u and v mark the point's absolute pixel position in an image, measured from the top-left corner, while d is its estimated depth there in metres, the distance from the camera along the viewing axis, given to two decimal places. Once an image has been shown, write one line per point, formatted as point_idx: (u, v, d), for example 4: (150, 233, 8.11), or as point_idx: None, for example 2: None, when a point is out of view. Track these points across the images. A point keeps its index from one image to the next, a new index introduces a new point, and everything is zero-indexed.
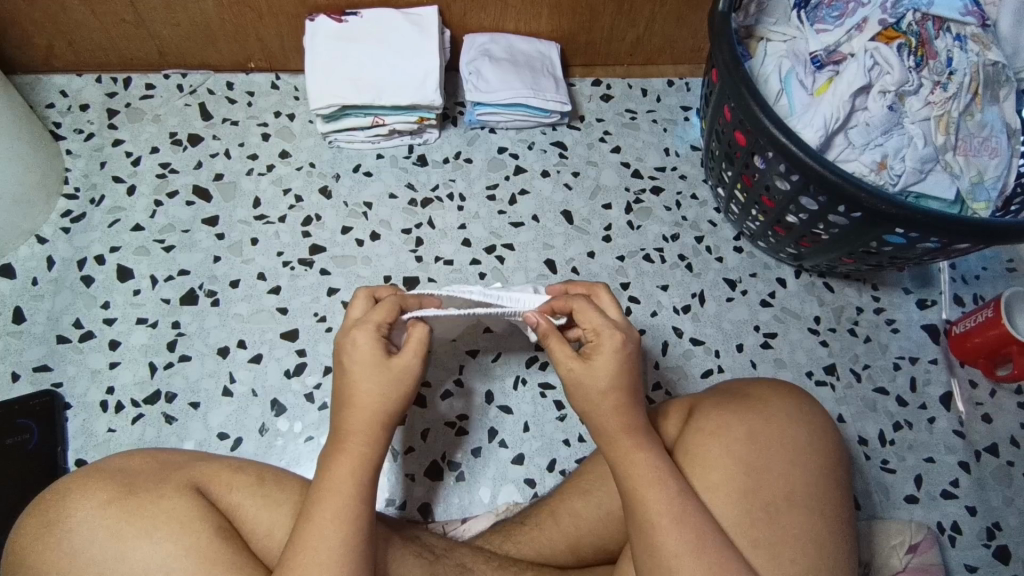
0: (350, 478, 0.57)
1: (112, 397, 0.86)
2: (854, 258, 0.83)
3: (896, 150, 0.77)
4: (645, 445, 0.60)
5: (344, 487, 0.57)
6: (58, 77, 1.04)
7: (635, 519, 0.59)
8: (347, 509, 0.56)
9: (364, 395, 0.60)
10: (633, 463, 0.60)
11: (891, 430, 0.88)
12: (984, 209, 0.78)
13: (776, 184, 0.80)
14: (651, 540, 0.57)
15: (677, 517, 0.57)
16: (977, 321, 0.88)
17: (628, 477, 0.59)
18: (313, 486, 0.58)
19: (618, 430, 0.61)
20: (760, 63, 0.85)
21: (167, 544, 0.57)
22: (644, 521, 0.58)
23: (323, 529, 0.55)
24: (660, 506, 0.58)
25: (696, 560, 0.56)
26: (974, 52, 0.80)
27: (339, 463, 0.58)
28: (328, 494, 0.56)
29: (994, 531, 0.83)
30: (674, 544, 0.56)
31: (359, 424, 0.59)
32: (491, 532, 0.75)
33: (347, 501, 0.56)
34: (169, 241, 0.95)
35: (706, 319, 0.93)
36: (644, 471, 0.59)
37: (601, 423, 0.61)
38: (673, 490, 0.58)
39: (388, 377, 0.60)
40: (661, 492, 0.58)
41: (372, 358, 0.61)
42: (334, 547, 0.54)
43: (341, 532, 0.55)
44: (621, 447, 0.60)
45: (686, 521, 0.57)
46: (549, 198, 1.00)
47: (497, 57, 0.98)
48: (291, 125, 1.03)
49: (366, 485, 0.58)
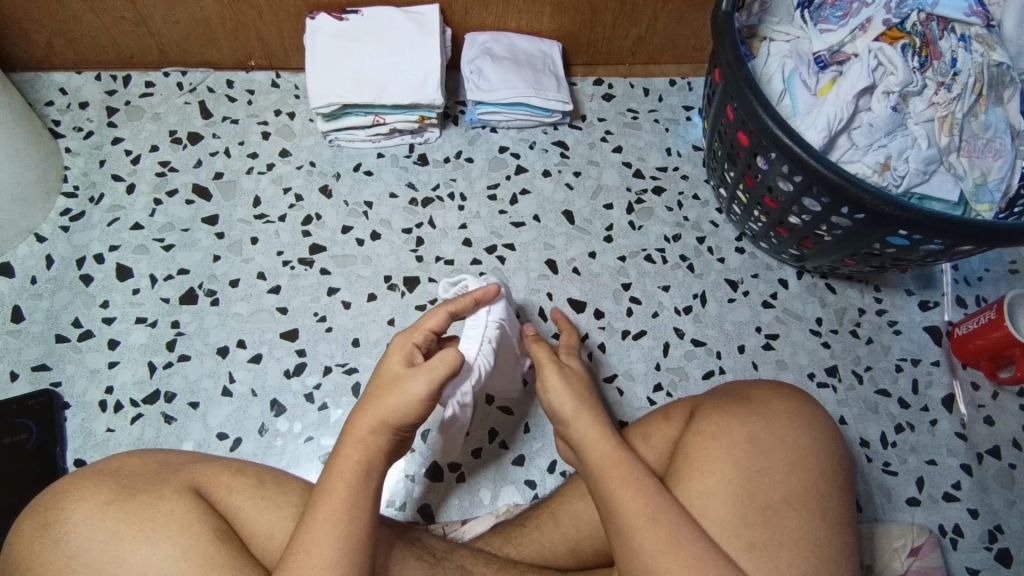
0: (344, 480, 0.57)
1: (111, 397, 0.86)
2: (856, 258, 0.83)
3: (899, 151, 0.77)
4: (621, 447, 0.63)
5: (338, 492, 0.57)
6: (57, 75, 1.04)
7: (611, 518, 0.60)
8: (344, 515, 0.55)
9: (384, 409, 0.61)
10: (610, 464, 0.62)
11: (892, 432, 0.88)
12: (987, 211, 0.78)
13: (779, 185, 0.79)
14: (629, 537, 0.58)
15: (652, 514, 0.58)
16: (980, 322, 0.88)
17: (603, 474, 0.61)
18: (316, 492, 0.57)
19: (595, 431, 0.64)
20: (762, 63, 0.84)
21: (165, 545, 0.57)
22: (622, 518, 0.59)
23: (323, 533, 0.54)
24: (636, 504, 0.59)
25: (675, 555, 0.56)
26: (978, 53, 0.79)
27: (339, 467, 0.58)
28: (330, 500, 0.56)
29: (996, 533, 0.83)
30: (652, 540, 0.57)
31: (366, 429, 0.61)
32: (491, 534, 0.74)
33: (348, 508, 0.56)
34: (169, 240, 0.94)
35: (707, 320, 0.93)
36: (621, 470, 0.61)
37: (578, 427, 0.65)
38: (650, 490, 0.59)
39: (393, 388, 0.62)
40: (637, 492, 0.59)
41: (395, 369, 0.64)
42: (327, 551, 0.53)
43: (334, 542, 0.54)
44: (596, 446, 0.63)
45: (664, 519, 0.58)
46: (550, 198, 0.99)
47: (498, 56, 0.98)
48: (290, 124, 1.02)
49: (360, 485, 0.57)
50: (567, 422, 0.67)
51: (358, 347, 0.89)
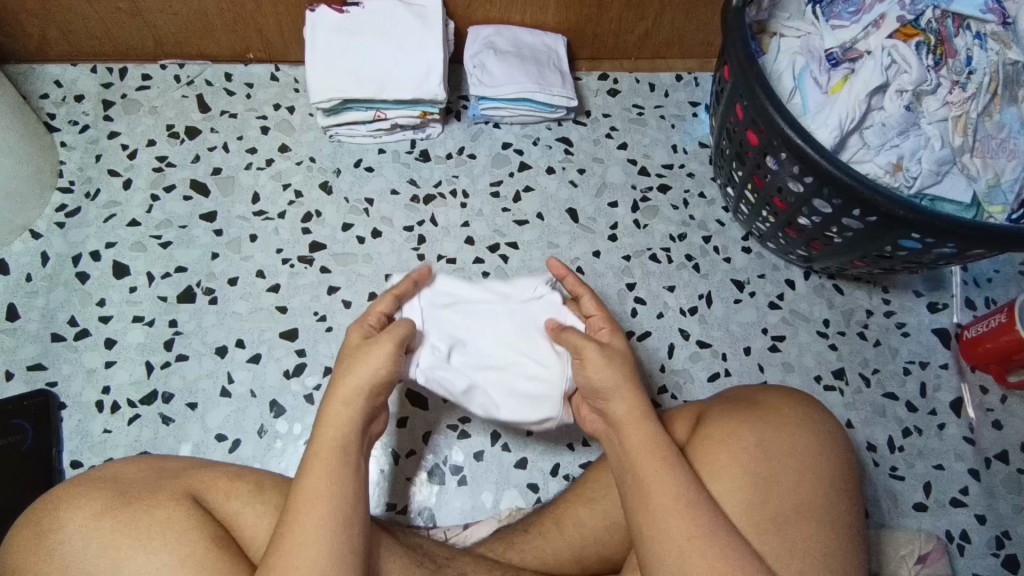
0: (325, 474, 0.56)
1: (108, 397, 0.84)
2: (865, 261, 0.81)
3: (912, 151, 0.75)
4: (656, 427, 0.61)
5: (322, 489, 0.55)
6: (52, 67, 1.02)
7: (637, 504, 0.59)
8: (330, 508, 0.54)
9: (355, 377, 0.61)
10: (645, 445, 0.60)
11: (899, 436, 0.87)
12: (1000, 213, 0.76)
13: (789, 186, 0.78)
14: (656, 524, 0.57)
15: (682, 500, 0.57)
16: (989, 326, 0.86)
17: (637, 454, 0.60)
18: (296, 484, 0.56)
19: (630, 407, 0.63)
20: (772, 60, 0.82)
21: (162, 554, 0.56)
22: (650, 503, 0.58)
23: (309, 530, 0.53)
24: (667, 487, 0.58)
25: (701, 546, 0.56)
26: (994, 51, 0.77)
27: (318, 455, 0.57)
28: (312, 498, 0.55)
29: (1004, 539, 0.82)
30: (678, 527, 0.56)
31: (341, 412, 0.60)
32: (494, 540, 0.73)
33: (331, 499, 0.55)
34: (166, 237, 0.93)
35: (713, 321, 0.92)
36: (657, 453, 0.60)
37: (612, 402, 0.64)
38: (680, 474, 0.58)
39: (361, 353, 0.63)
40: (670, 474, 0.58)
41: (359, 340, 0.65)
42: (315, 545, 0.53)
43: (322, 534, 0.53)
44: (634, 425, 0.62)
45: (697, 505, 0.57)
46: (554, 196, 0.98)
47: (501, 50, 0.96)
48: (290, 118, 1.00)
49: (341, 477, 0.56)
50: (606, 396, 0.64)
51: None
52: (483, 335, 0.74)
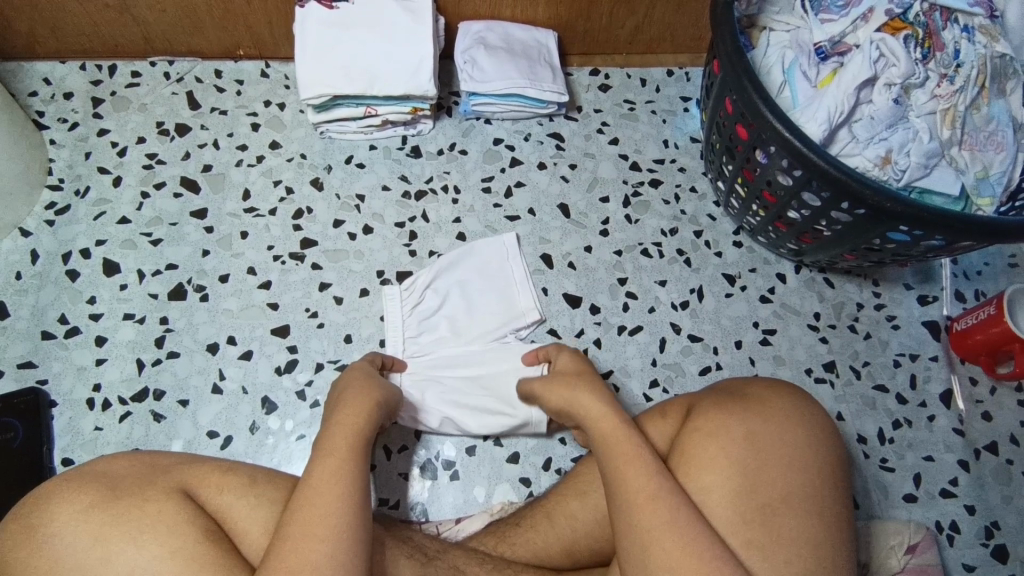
0: (335, 474, 0.57)
1: (99, 395, 0.84)
2: (855, 254, 0.82)
3: (900, 144, 0.75)
4: (627, 425, 0.63)
5: (332, 486, 0.56)
6: (40, 65, 1.01)
7: (613, 497, 0.60)
8: (339, 501, 0.55)
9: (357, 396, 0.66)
10: (618, 442, 0.62)
11: (889, 428, 0.87)
12: (988, 205, 0.76)
13: (777, 180, 0.78)
14: (628, 515, 0.58)
15: (652, 494, 0.58)
16: (978, 318, 0.86)
17: (611, 450, 0.62)
18: (302, 481, 0.57)
19: (600, 410, 0.65)
20: (763, 53, 0.83)
21: (151, 547, 0.55)
22: (624, 497, 0.59)
23: (315, 525, 0.54)
24: (641, 482, 0.59)
25: (667, 536, 0.56)
26: (982, 44, 0.78)
27: (327, 456, 0.59)
28: (321, 492, 0.56)
29: (993, 529, 0.83)
30: (651, 520, 0.57)
31: (354, 422, 0.63)
32: (485, 534, 0.74)
33: (340, 495, 0.56)
34: (156, 234, 0.93)
35: (704, 315, 0.92)
36: (628, 448, 0.61)
37: (583, 406, 0.66)
38: (652, 468, 0.60)
39: (359, 380, 0.69)
40: (640, 468, 0.60)
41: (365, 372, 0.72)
42: (325, 535, 0.53)
43: (333, 527, 0.54)
44: (604, 425, 0.64)
45: (663, 497, 0.58)
46: (546, 191, 0.98)
47: (492, 46, 0.96)
48: (280, 115, 1.00)
49: (349, 475, 0.57)
50: (573, 406, 0.68)
51: (350, 343, 0.88)
52: (456, 368, 0.85)
